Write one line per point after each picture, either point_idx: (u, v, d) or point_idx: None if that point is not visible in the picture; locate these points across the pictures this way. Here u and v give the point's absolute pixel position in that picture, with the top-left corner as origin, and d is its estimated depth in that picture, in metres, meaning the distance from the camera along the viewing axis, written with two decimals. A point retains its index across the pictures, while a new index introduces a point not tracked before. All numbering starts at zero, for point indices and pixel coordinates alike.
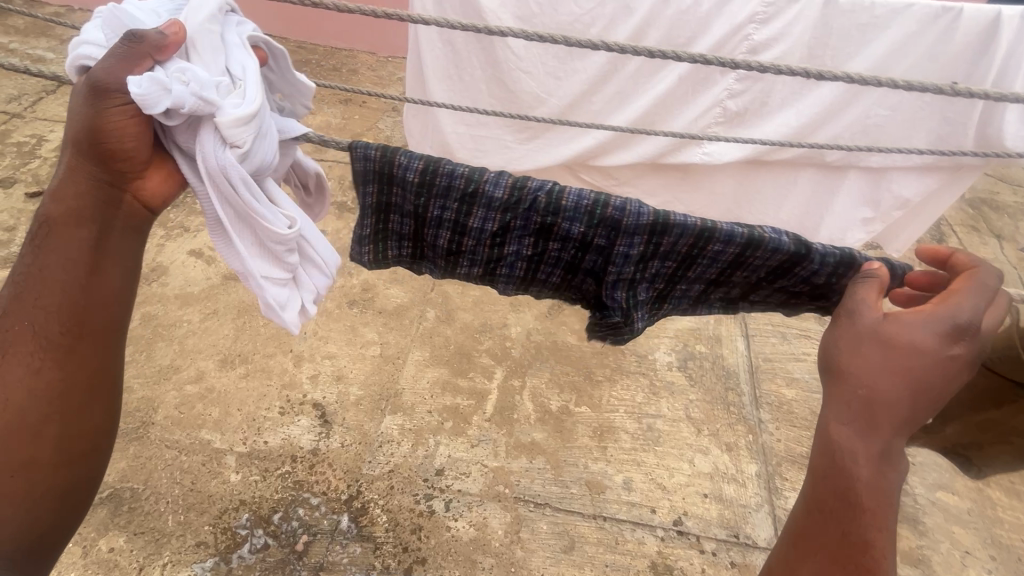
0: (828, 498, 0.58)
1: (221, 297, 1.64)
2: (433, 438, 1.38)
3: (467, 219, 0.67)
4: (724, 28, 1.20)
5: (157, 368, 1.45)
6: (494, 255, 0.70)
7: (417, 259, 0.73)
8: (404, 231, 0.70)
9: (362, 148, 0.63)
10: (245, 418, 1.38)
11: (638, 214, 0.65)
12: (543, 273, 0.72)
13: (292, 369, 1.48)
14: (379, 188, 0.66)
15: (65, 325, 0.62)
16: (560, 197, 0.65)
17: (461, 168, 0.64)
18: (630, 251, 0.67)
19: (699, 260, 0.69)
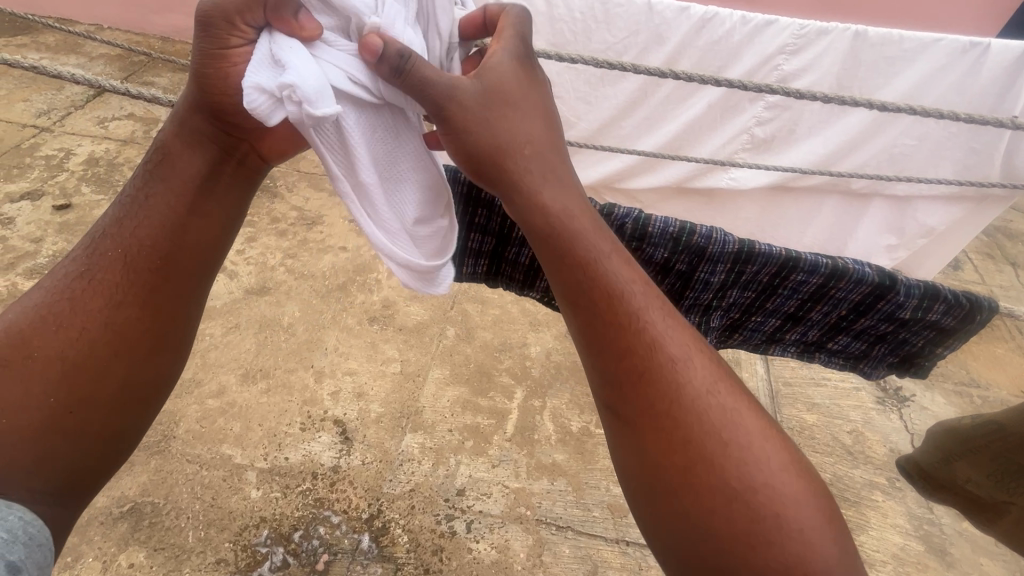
0: (667, 458, 0.47)
1: (244, 311, 1.65)
2: (454, 457, 1.37)
3: None
4: (755, 58, 1.27)
5: (179, 382, 1.46)
6: None
7: (493, 274, 0.83)
8: (484, 247, 0.79)
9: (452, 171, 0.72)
10: (266, 433, 1.38)
11: (723, 243, 0.77)
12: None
13: (313, 385, 1.48)
14: (462, 208, 0.75)
15: (157, 256, 0.61)
16: (646, 225, 0.77)
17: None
18: (711, 278, 0.81)
19: (776, 293, 0.81)
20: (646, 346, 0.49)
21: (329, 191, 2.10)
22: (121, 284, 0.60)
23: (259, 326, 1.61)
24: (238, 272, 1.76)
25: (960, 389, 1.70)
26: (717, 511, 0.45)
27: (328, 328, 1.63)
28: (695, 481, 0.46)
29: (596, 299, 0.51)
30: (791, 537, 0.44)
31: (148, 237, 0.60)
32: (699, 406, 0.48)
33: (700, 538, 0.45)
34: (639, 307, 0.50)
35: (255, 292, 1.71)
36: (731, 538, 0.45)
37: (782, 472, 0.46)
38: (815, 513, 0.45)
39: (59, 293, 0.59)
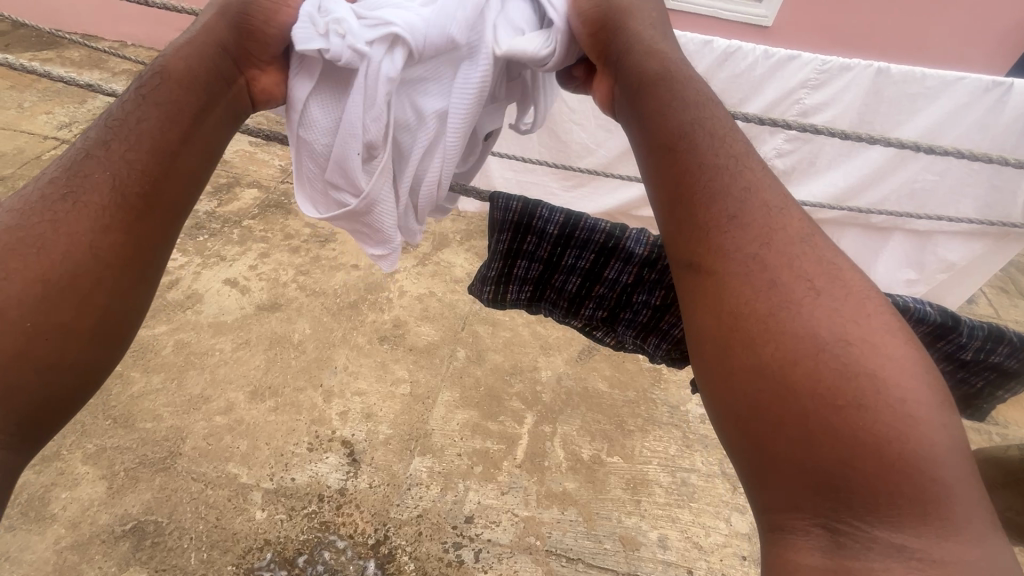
0: (742, 303, 0.37)
1: (255, 327, 1.65)
2: (462, 483, 1.35)
3: (602, 270, 0.64)
4: (777, 91, 1.29)
5: (187, 398, 1.45)
6: (621, 301, 0.67)
7: (535, 301, 0.70)
8: (529, 275, 0.67)
9: (502, 198, 0.61)
10: (273, 452, 1.36)
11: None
12: (666, 326, 0.66)
13: (322, 404, 1.47)
14: (512, 237, 0.63)
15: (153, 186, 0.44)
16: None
17: (603, 223, 0.61)
18: None
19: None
20: (730, 184, 0.41)
21: None
22: (99, 209, 0.42)
23: (270, 343, 1.61)
24: (250, 288, 1.76)
25: (978, 427, 1.66)
26: (801, 363, 0.34)
27: (338, 346, 1.62)
28: (773, 331, 0.36)
29: (674, 136, 0.44)
30: (891, 410, 0.32)
31: (144, 161, 0.44)
32: (784, 248, 0.38)
33: (779, 398, 0.34)
34: (721, 147, 0.43)
35: (267, 308, 1.71)
36: (816, 405, 0.33)
37: (889, 336, 0.35)
38: (927, 391, 0.33)
39: (17, 217, 0.41)
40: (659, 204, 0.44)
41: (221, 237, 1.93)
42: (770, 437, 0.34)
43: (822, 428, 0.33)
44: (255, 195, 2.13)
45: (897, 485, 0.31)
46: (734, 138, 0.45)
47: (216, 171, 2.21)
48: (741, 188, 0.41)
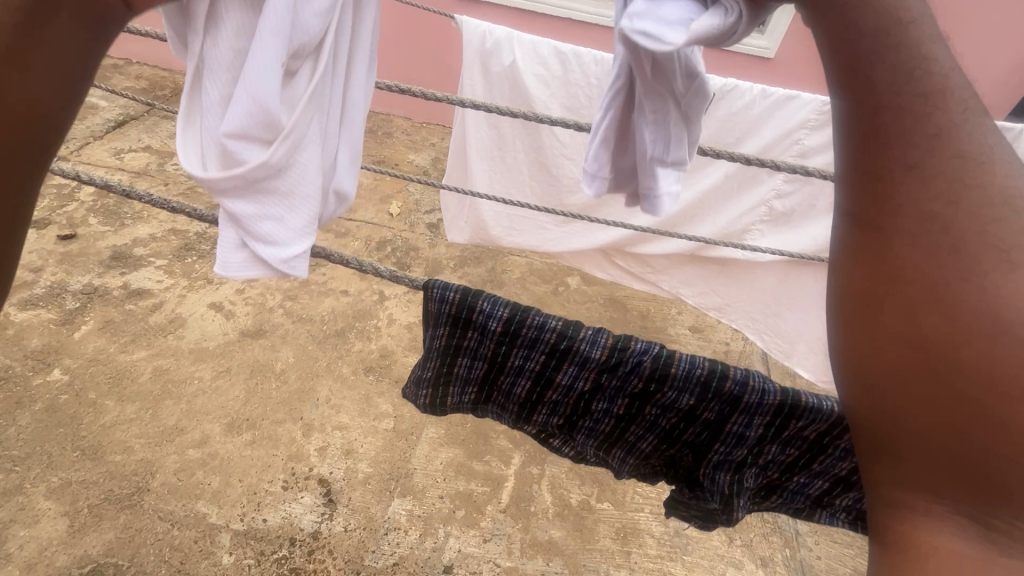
0: (911, 278, 0.34)
1: (236, 355, 1.59)
2: (443, 528, 1.28)
3: (553, 373, 0.53)
4: (776, 131, 1.25)
5: (161, 429, 1.39)
6: (578, 409, 0.55)
7: (483, 405, 0.59)
8: (473, 376, 0.56)
9: (439, 289, 0.51)
10: (245, 490, 1.30)
11: (764, 392, 0.48)
12: (631, 439, 0.55)
13: (301, 439, 1.41)
14: (451, 330, 0.53)
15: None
16: (669, 362, 0.49)
17: (554, 320, 0.51)
18: (748, 433, 0.51)
19: (830, 453, 0.51)
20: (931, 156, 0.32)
21: (335, 233, 2.08)
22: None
23: (250, 372, 1.55)
24: (235, 313, 1.71)
25: None
26: (965, 353, 0.33)
27: (322, 377, 1.56)
28: (950, 329, 0.33)
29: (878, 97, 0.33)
30: None
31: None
32: (976, 226, 0.33)
33: (932, 386, 0.35)
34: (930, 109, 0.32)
35: (250, 335, 1.66)
36: (983, 395, 0.34)
37: None
38: None
39: None
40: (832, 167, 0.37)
41: (209, 258, 1.89)
42: (919, 415, 0.36)
43: (977, 417, 0.34)
44: None
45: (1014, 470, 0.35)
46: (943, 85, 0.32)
47: (210, 192, 2.18)
48: (938, 148, 0.32)
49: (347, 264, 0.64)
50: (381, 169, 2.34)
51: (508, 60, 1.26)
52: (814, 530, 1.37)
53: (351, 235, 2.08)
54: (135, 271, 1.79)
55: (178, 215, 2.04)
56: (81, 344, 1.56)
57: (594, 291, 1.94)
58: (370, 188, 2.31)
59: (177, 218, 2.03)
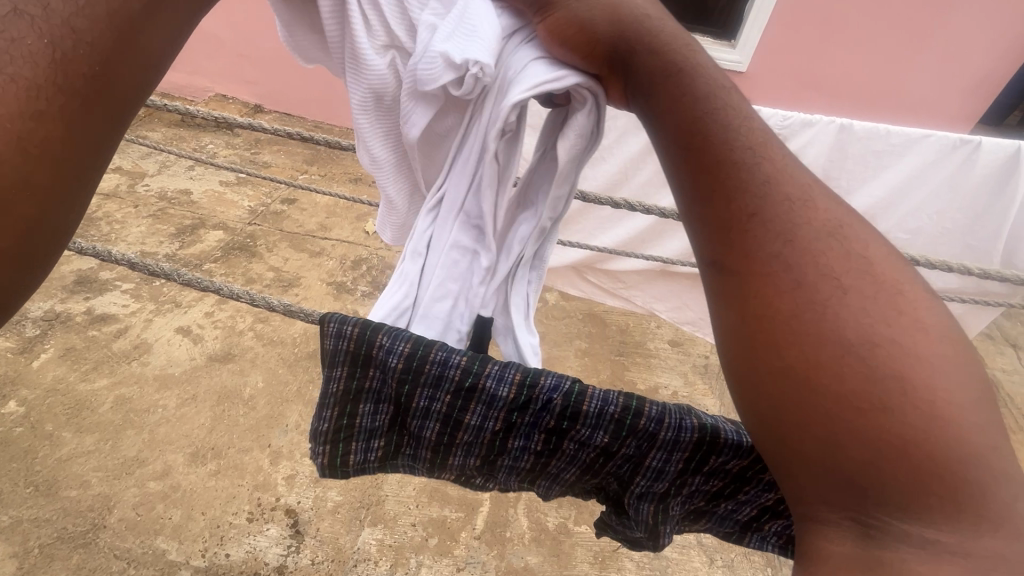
0: (767, 285, 0.30)
1: (203, 381, 1.54)
2: (415, 558, 1.23)
3: (459, 419, 0.38)
4: None
5: (120, 461, 1.34)
6: (489, 455, 0.41)
7: (392, 461, 0.41)
8: (379, 425, 0.39)
9: (336, 323, 0.36)
10: (208, 524, 1.25)
11: (680, 428, 0.37)
12: (553, 471, 0.42)
13: (268, 468, 1.36)
14: (349, 373, 0.37)
15: (76, 68, 0.28)
16: (581, 399, 0.37)
17: (460, 352, 0.36)
18: (665, 466, 0.39)
19: (754, 486, 0.40)
20: (764, 191, 0.32)
21: (309, 252, 2.05)
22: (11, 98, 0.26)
23: (218, 398, 1.50)
24: (203, 336, 1.67)
25: None
26: (829, 365, 0.28)
27: (291, 402, 1.52)
28: (803, 338, 0.29)
29: (700, 137, 0.34)
30: (927, 420, 0.26)
31: (88, 30, 0.28)
32: (807, 242, 0.31)
33: (797, 404, 0.29)
34: (754, 154, 0.33)
35: (218, 359, 1.61)
36: (849, 407, 0.28)
37: (931, 333, 0.28)
38: (969, 391, 0.27)
39: None
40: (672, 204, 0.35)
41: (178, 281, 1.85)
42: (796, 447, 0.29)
43: (853, 438, 0.28)
44: (220, 237, 2.06)
45: (912, 498, 0.27)
46: (763, 138, 0.34)
47: (182, 212, 2.14)
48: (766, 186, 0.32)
49: (240, 299, 0.58)
50: (357, 186, 2.31)
51: None
52: None
53: (326, 254, 2.05)
54: (100, 296, 1.74)
55: (147, 238, 1.99)
56: (39, 373, 1.50)
57: (572, 306, 1.92)
58: (346, 205, 2.30)
59: (147, 240, 1.99)
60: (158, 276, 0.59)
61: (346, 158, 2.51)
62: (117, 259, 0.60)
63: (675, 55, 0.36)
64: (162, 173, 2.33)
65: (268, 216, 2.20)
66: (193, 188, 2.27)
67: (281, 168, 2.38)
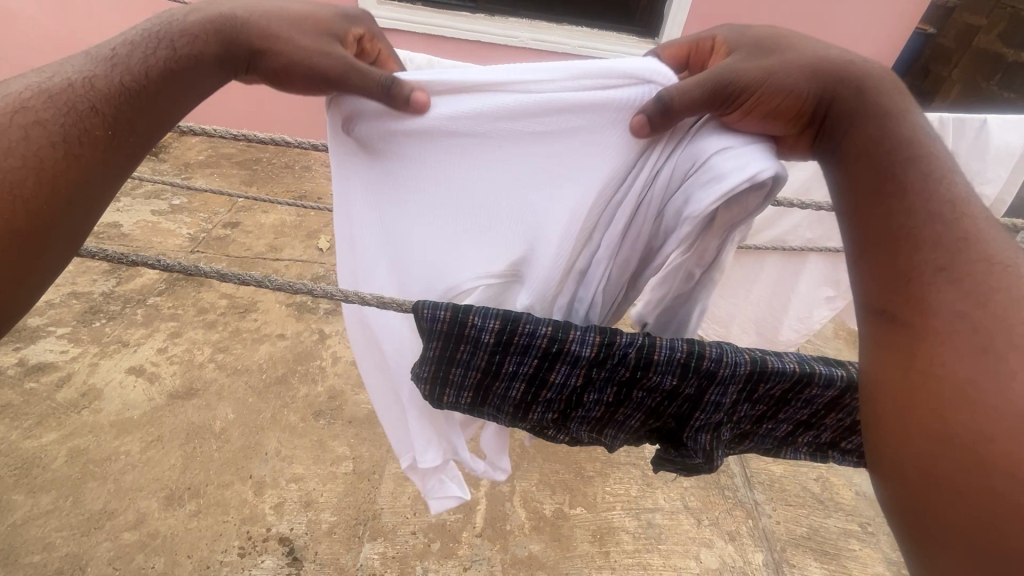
0: (941, 370, 0.41)
1: (167, 420, 1.46)
2: (420, 565, 1.24)
3: (547, 373, 0.52)
4: None
5: (86, 516, 1.25)
6: (569, 403, 0.55)
7: (478, 408, 0.58)
8: (468, 381, 0.54)
9: (429, 308, 0.49)
10: (196, 566, 1.19)
11: (737, 364, 0.50)
12: (621, 418, 0.56)
13: (253, 499, 1.31)
14: (444, 343, 0.51)
15: (110, 137, 0.52)
16: (652, 350, 0.49)
17: (544, 326, 0.49)
18: (722, 400, 0.52)
19: (794, 405, 0.54)
20: (952, 242, 0.46)
21: (262, 275, 1.97)
22: (68, 142, 0.50)
23: (187, 436, 1.43)
24: (160, 374, 1.57)
25: None
26: (1000, 443, 0.38)
27: (268, 429, 1.47)
28: (956, 363, 0.41)
29: (893, 187, 0.50)
30: None
31: (123, 117, 0.54)
32: (1005, 335, 0.40)
33: (956, 462, 0.40)
34: (954, 210, 0.47)
35: (181, 396, 1.52)
36: (993, 473, 0.38)
37: None
38: None
39: None
40: (856, 240, 0.52)
41: (122, 319, 1.73)
42: (939, 495, 0.41)
43: (989, 497, 0.38)
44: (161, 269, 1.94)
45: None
46: (961, 195, 0.48)
47: (113, 247, 1.99)
48: (955, 276, 0.44)
49: (333, 297, 0.56)
50: (303, 203, 2.26)
51: None
52: (770, 497, 1.46)
53: (280, 275, 1.98)
54: (33, 344, 1.60)
55: (77, 277, 1.85)
56: None
57: None
58: (294, 224, 2.24)
59: (77, 280, 1.84)
60: (250, 284, 0.60)
61: (288, 176, 2.43)
62: (201, 273, 0.60)
63: (873, 100, 0.54)
64: None
65: (212, 242, 2.10)
66: (123, 220, 2.12)
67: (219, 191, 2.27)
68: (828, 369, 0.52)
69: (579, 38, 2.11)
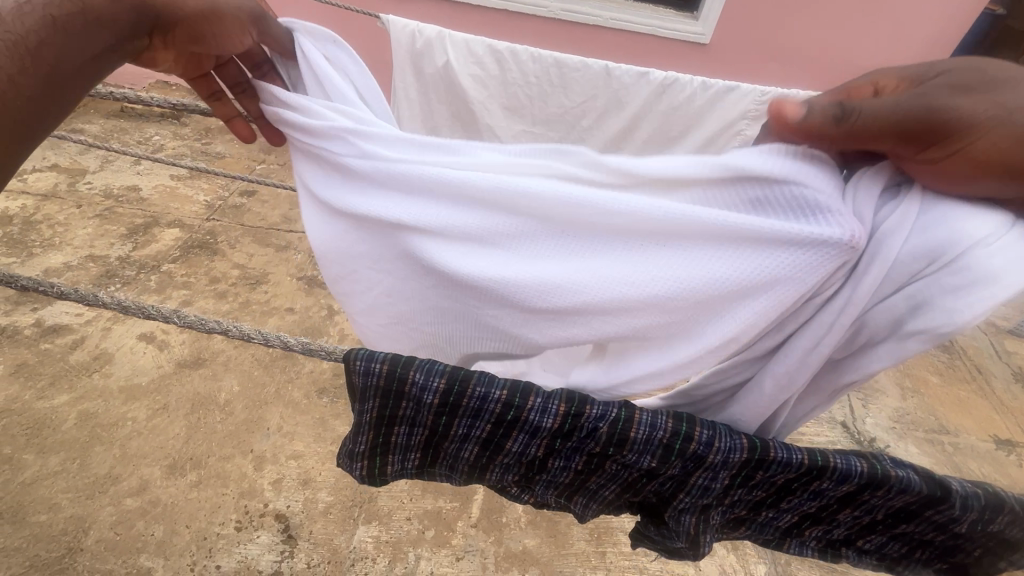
0: None
1: (173, 389, 1.47)
2: (413, 552, 1.23)
3: (502, 440, 0.49)
4: (717, 123, 1.29)
5: (92, 480, 1.27)
6: (532, 468, 0.51)
7: (428, 470, 0.54)
8: (414, 441, 0.51)
9: (363, 360, 0.46)
10: (194, 536, 1.20)
11: (730, 450, 0.47)
12: (593, 487, 0.52)
13: (252, 474, 1.32)
14: (383, 403, 0.47)
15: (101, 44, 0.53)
16: (628, 425, 0.46)
17: (498, 390, 0.46)
18: (711, 484, 0.48)
19: (799, 494, 0.49)
20: None
21: (275, 247, 1.96)
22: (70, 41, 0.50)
23: (192, 406, 1.44)
24: (169, 342, 1.58)
25: (930, 437, 1.64)
26: None
27: (271, 404, 1.46)
28: None
29: None
30: None
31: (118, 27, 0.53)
32: None
33: None
34: None
35: (188, 365, 1.53)
36: None
37: None
38: None
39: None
40: None
41: (136, 284, 1.74)
42: None
43: None
44: (177, 235, 1.94)
45: None
46: None
47: (131, 211, 2.00)
48: None
49: (250, 338, 0.62)
50: None
51: (440, 59, 1.22)
52: None
53: (293, 247, 1.96)
54: (50, 306, 1.63)
55: (95, 240, 1.86)
56: None
57: None
58: None
59: (96, 243, 1.86)
60: (157, 319, 0.62)
61: None
62: (101, 301, 0.63)
63: None
64: (105, 169, 2.16)
65: (228, 210, 2.08)
66: (142, 183, 2.12)
67: (237, 159, 2.25)
68: (845, 461, 0.46)
69: (611, 10, 1.98)
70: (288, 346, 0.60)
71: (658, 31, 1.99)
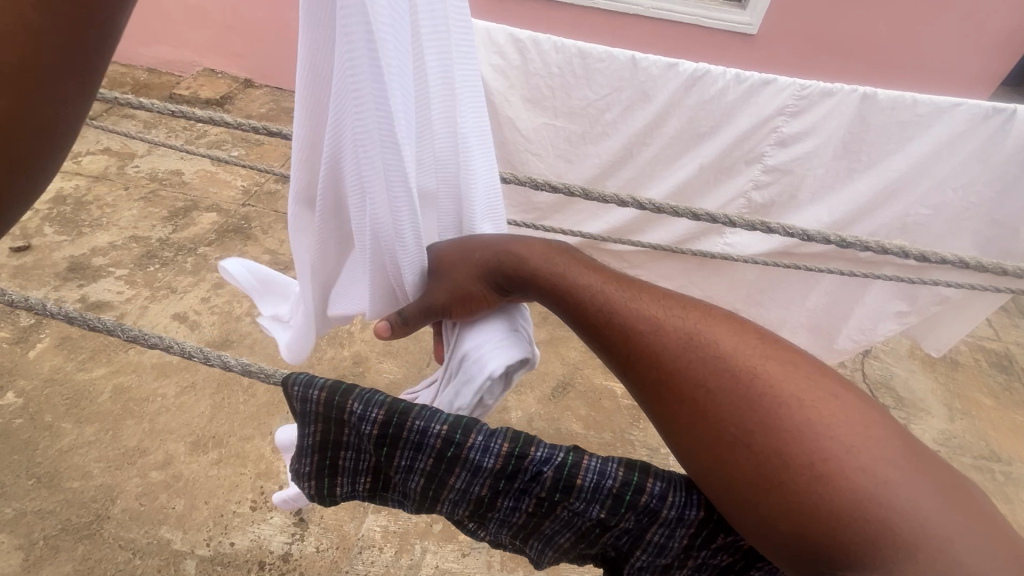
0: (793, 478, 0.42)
1: (202, 368, 1.52)
2: (420, 544, 1.23)
3: (447, 477, 0.47)
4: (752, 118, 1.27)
5: (121, 451, 1.33)
6: (482, 512, 0.49)
7: (379, 495, 0.52)
8: (362, 468, 0.50)
9: (301, 387, 0.47)
10: (212, 513, 1.25)
11: (684, 507, 0.45)
12: (549, 532, 0.49)
13: (270, 455, 1.35)
14: (326, 426, 0.48)
15: None
16: (575, 472, 0.45)
17: (438, 424, 0.46)
18: (669, 542, 0.46)
19: (767, 562, 0.46)
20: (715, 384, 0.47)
21: None
22: None
23: (218, 385, 1.48)
24: (200, 323, 1.63)
25: (978, 464, 1.51)
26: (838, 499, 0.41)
27: None
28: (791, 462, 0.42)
29: None
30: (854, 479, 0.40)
31: None
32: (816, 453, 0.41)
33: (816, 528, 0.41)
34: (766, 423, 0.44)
35: (216, 346, 1.58)
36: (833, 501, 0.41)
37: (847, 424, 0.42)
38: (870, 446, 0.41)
39: None
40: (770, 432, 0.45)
41: (173, 266, 1.81)
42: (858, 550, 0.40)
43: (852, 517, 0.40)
44: (214, 219, 2.00)
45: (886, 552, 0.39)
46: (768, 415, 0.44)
47: (173, 194, 2.08)
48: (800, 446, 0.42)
49: (191, 356, 0.61)
50: None
51: None
52: None
53: None
54: (94, 282, 1.71)
55: (139, 221, 1.94)
56: (36, 363, 1.48)
57: None
58: None
59: (139, 224, 1.94)
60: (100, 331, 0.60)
61: None
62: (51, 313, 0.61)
63: None
64: (152, 153, 2.25)
65: (263, 196, 2.13)
66: (185, 168, 2.20)
67: (275, 147, 2.29)
68: None
69: None
70: (225, 365, 0.59)
71: (702, 19, 1.91)
